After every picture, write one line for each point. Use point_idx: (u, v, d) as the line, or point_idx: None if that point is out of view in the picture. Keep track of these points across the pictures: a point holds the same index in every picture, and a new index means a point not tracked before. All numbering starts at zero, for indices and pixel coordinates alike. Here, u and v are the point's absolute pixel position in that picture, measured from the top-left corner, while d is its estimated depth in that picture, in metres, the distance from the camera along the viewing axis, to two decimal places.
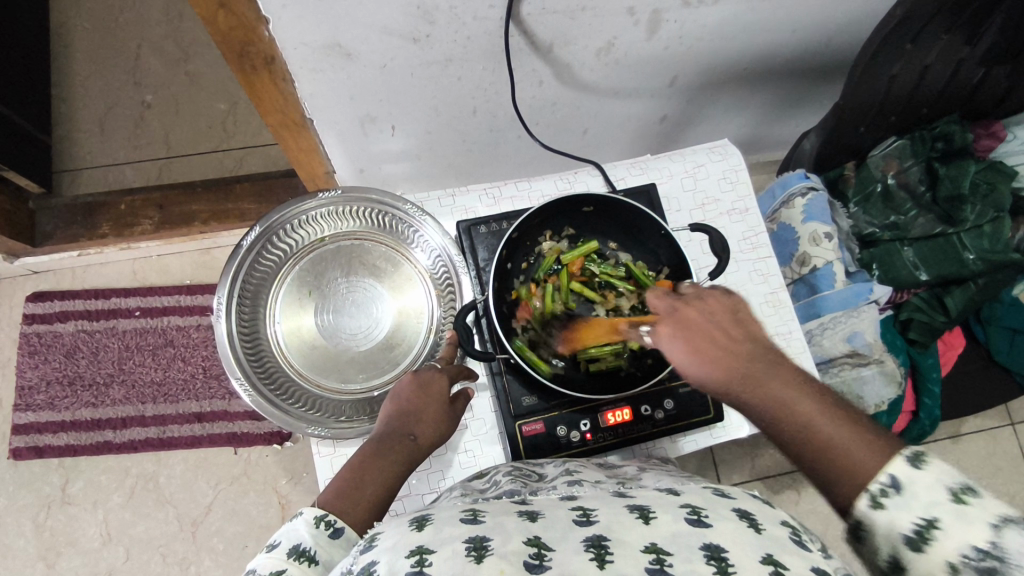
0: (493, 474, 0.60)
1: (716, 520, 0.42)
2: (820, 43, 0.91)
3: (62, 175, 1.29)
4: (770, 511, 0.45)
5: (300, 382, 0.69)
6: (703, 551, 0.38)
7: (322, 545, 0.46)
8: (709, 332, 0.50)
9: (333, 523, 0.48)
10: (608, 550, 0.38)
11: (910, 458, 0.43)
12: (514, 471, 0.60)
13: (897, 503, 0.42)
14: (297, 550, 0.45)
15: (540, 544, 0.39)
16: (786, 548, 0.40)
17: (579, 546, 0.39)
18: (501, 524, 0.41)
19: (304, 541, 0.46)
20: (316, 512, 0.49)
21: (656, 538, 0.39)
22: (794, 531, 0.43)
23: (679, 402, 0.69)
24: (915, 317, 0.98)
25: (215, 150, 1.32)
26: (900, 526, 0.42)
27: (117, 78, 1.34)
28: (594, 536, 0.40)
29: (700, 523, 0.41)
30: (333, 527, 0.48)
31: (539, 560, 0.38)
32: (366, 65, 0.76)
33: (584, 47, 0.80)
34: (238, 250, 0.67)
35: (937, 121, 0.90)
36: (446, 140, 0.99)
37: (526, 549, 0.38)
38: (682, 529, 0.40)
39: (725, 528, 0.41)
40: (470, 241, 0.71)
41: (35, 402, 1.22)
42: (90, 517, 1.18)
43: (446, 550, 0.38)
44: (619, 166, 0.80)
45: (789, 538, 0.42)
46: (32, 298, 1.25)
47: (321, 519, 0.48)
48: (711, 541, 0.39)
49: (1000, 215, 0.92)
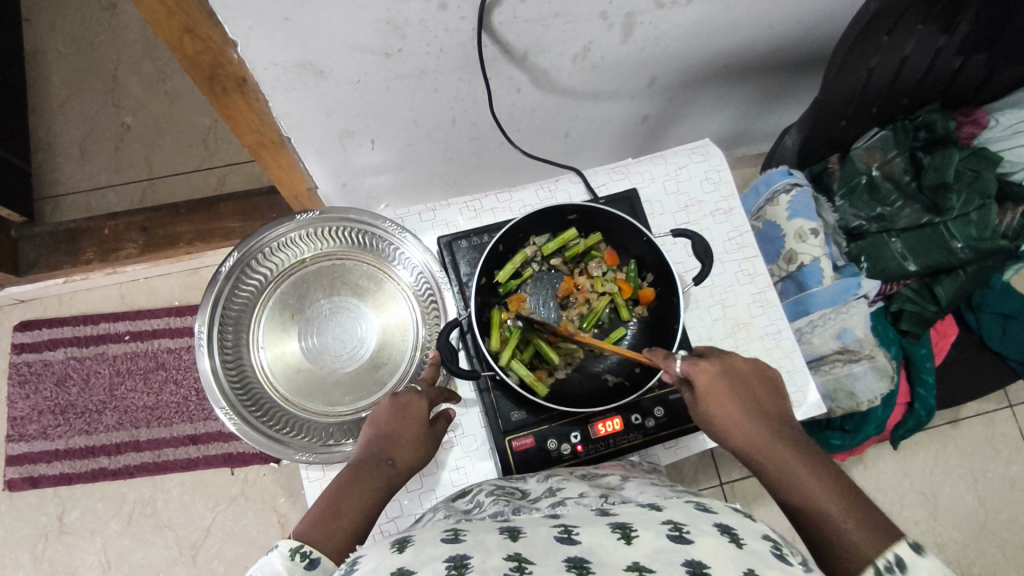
0: (476, 494, 0.59)
1: (697, 535, 0.41)
2: (798, 37, 0.90)
3: (45, 202, 1.28)
4: (750, 526, 0.44)
5: (286, 408, 0.69)
6: (684, 566, 0.38)
7: None
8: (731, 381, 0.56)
9: (309, 555, 0.47)
10: (590, 568, 0.37)
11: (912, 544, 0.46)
12: (497, 490, 0.59)
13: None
14: None
15: (520, 558, 0.39)
16: (765, 563, 0.40)
17: (560, 566, 0.38)
18: (482, 542, 0.41)
19: (279, 575, 0.45)
20: (292, 543, 0.48)
21: (638, 556, 0.39)
22: (775, 545, 0.42)
23: (670, 409, 0.68)
24: (906, 308, 0.97)
25: (197, 169, 1.31)
26: None
27: (96, 100, 1.33)
28: (575, 557, 0.39)
29: (682, 539, 0.41)
30: (310, 558, 0.47)
31: (520, 573, 0.37)
32: (340, 81, 0.75)
33: (560, 53, 0.79)
34: (216, 279, 0.67)
35: (919, 111, 0.89)
36: (428, 151, 0.98)
37: (506, 564, 0.38)
38: (665, 546, 0.40)
39: (706, 544, 0.40)
40: (452, 255, 0.70)
41: (28, 432, 1.21)
42: (88, 546, 1.17)
43: (426, 569, 0.37)
44: (600, 172, 0.79)
45: (770, 552, 0.41)
46: (20, 328, 1.24)
47: (297, 551, 0.47)
48: (693, 557, 0.39)
49: (986, 202, 0.91)
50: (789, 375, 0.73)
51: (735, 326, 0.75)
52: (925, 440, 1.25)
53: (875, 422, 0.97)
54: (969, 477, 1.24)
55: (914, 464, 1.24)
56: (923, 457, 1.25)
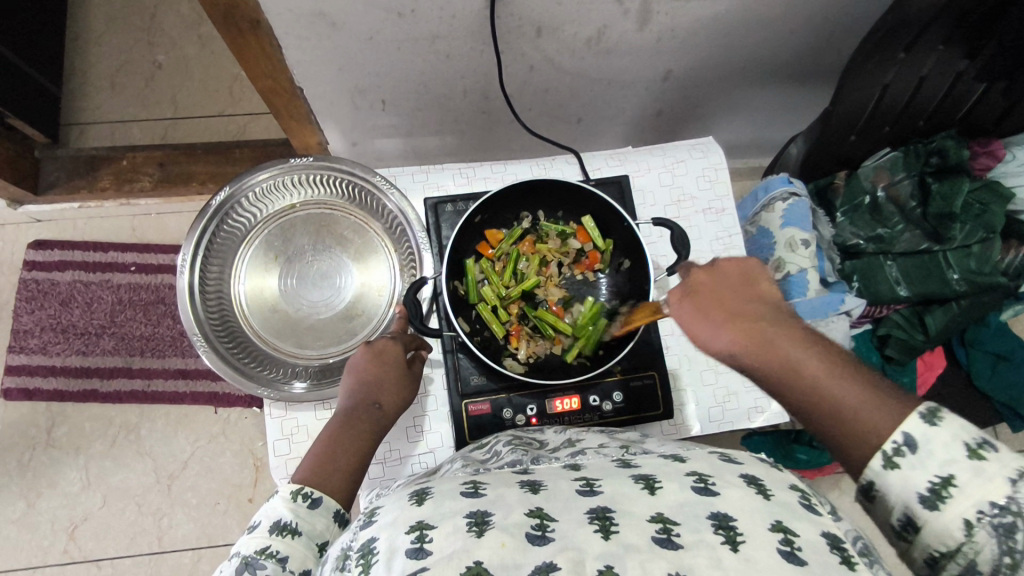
0: (494, 444, 0.60)
1: (723, 487, 0.41)
2: (823, 48, 0.89)
3: (71, 128, 1.32)
4: (777, 476, 0.44)
5: (257, 343, 0.71)
6: (711, 520, 0.38)
7: (302, 517, 0.50)
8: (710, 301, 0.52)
9: (311, 495, 0.51)
10: (613, 521, 0.39)
11: (924, 416, 0.43)
12: (514, 440, 0.60)
13: (911, 462, 0.42)
14: (279, 526, 0.48)
15: (542, 515, 0.40)
16: (796, 515, 0.40)
17: (583, 518, 0.39)
18: (502, 497, 0.42)
19: (284, 516, 0.49)
20: (293, 486, 0.51)
21: (662, 508, 0.40)
22: (803, 495, 0.42)
23: (629, 395, 0.69)
24: (893, 334, 0.94)
25: (220, 114, 1.34)
26: (915, 484, 0.42)
27: (131, 36, 1.36)
28: (599, 508, 0.40)
29: (707, 491, 0.41)
30: (311, 499, 0.51)
31: (542, 531, 0.38)
32: (352, 36, 0.77)
33: (575, 33, 0.80)
34: (205, 211, 0.68)
35: (934, 135, 0.87)
36: (439, 118, 0.99)
37: (528, 521, 0.39)
38: (688, 499, 0.40)
39: (733, 496, 0.40)
40: (435, 218, 0.72)
41: (29, 345, 1.25)
42: (72, 462, 1.21)
43: (447, 525, 0.39)
44: (597, 156, 0.79)
45: (798, 503, 0.41)
46: (33, 246, 1.28)
47: (298, 493, 0.51)
48: (718, 510, 0.39)
49: (989, 236, 0.89)
50: None
51: None
52: None
53: None
54: None
55: None
56: None
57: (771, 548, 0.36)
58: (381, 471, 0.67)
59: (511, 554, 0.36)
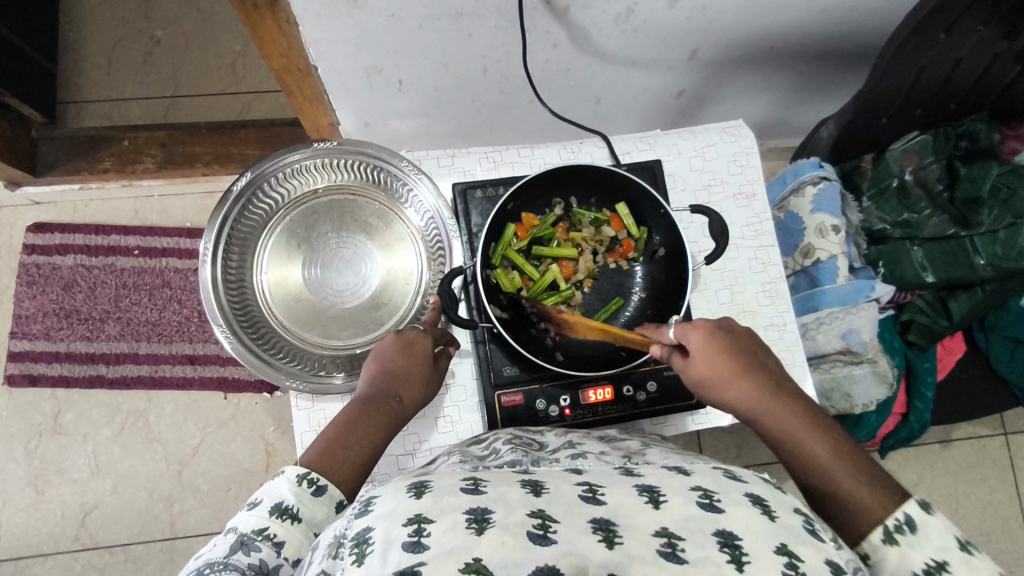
0: (491, 441, 0.58)
1: (729, 505, 0.40)
2: (854, 27, 0.87)
3: (69, 106, 1.28)
4: (780, 496, 0.43)
5: (283, 334, 0.69)
6: (716, 537, 0.37)
7: (305, 503, 0.48)
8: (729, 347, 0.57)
9: (315, 482, 0.49)
10: (617, 533, 0.37)
11: (921, 503, 0.48)
12: (513, 439, 0.58)
13: (910, 541, 0.46)
14: (279, 508, 0.47)
15: (544, 515, 0.37)
16: (800, 538, 0.39)
17: (586, 527, 0.37)
18: (503, 495, 0.39)
19: (287, 499, 0.48)
20: (299, 470, 0.49)
21: (667, 521, 0.38)
22: (808, 520, 0.41)
23: (662, 385, 0.68)
24: (916, 319, 0.94)
25: (223, 92, 1.30)
26: (912, 562, 0.45)
27: (128, 10, 1.31)
28: (602, 517, 0.38)
29: (712, 508, 0.39)
30: (316, 485, 0.49)
31: (543, 531, 0.36)
32: (373, 13, 0.73)
33: (603, 11, 0.77)
34: (227, 196, 0.66)
35: (964, 118, 0.87)
36: (455, 99, 0.97)
37: (529, 521, 0.37)
38: (694, 514, 0.38)
39: (739, 515, 0.39)
40: (465, 204, 0.70)
41: (32, 331, 1.22)
42: (80, 448, 1.20)
43: (445, 520, 0.36)
44: (626, 140, 0.77)
45: (802, 527, 0.40)
46: (33, 229, 1.25)
47: (303, 478, 0.49)
48: (724, 527, 0.38)
49: (1017, 222, 0.87)
50: (787, 368, 0.73)
51: (741, 313, 0.74)
52: (913, 455, 1.25)
53: (865, 427, 0.96)
54: (951, 497, 1.24)
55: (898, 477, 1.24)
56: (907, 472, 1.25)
57: (775, 570, 0.36)
58: (410, 461, 0.67)
59: (514, 554, 0.34)
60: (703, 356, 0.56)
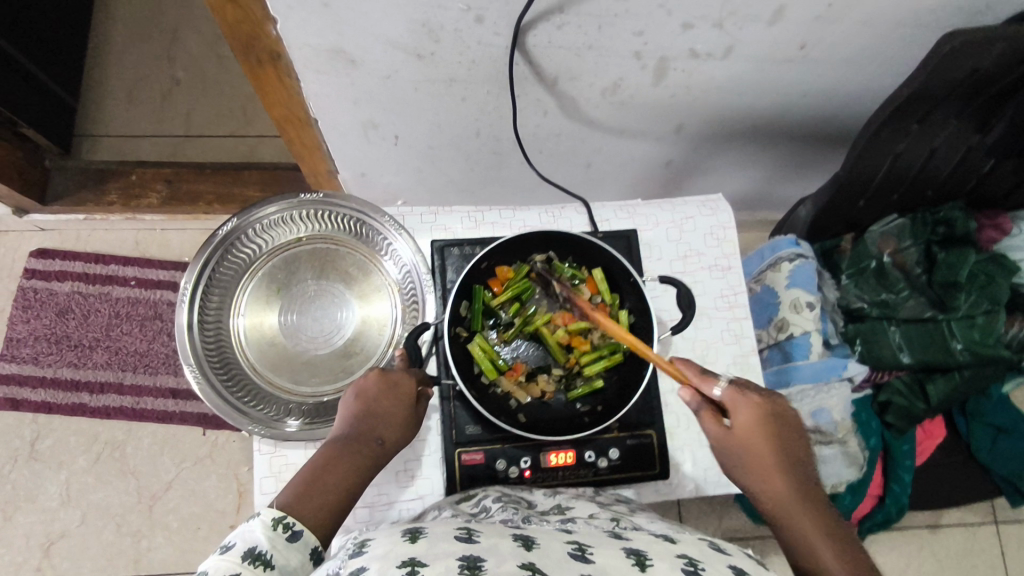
0: (481, 499, 0.59)
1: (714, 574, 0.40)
2: (836, 112, 0.90)
3: (83, 139, 1.33)
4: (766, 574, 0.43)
5: (252, 376, 0.70)
6: None
7: (279, 549, 0.47)
8: (776, 427, 0.57)
9: (291, 526, 0.49)
10: None
11: None
12: (503, 497, 0.59)
13: None
14: (253, 553, 0.46)
15: (534, 568, 0.38)
16: None
17: None
18: (494, 546, 0.40)
19: (260, 544, 0.47)
20: (275, 513, 0.49)
21: None
22: None
23: (625, 453, 0.67)
24: (895, 401, 0.93)
25: (232, 135, 1.35)
26: None
27: (151, 53, 1.38)
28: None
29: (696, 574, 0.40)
30: (291, 530, 0.49)
31: None
32: (370, 74, 0.77)
33: (590, 84, 0.81)
34: (211, 239, 0.68)
35: (942, 205, 0.89)
36: (449, 156, 1.00)
37: (520, 571, 0.37)
38: None
39: None
40: (441, 260, 0.72)
41: (21, 354, 1.24)
42: (54, 476, 1.19)
43: (439, 565, 0.37)
44: (605, 207, 0.79)
45: None
46: (35, 254, 1.28)
47: (279, 521, 0.49)
48: None
49: (995, 308, 0.88)
50: None
51: None
52: (899, 539, 1.21)
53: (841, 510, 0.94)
54: None
55: (882, 561, 1.21)
56: (893, 556, 1.21)
57: None
58: (365, 515, 0.66)
59: None
60: (737, 428, 0.57)
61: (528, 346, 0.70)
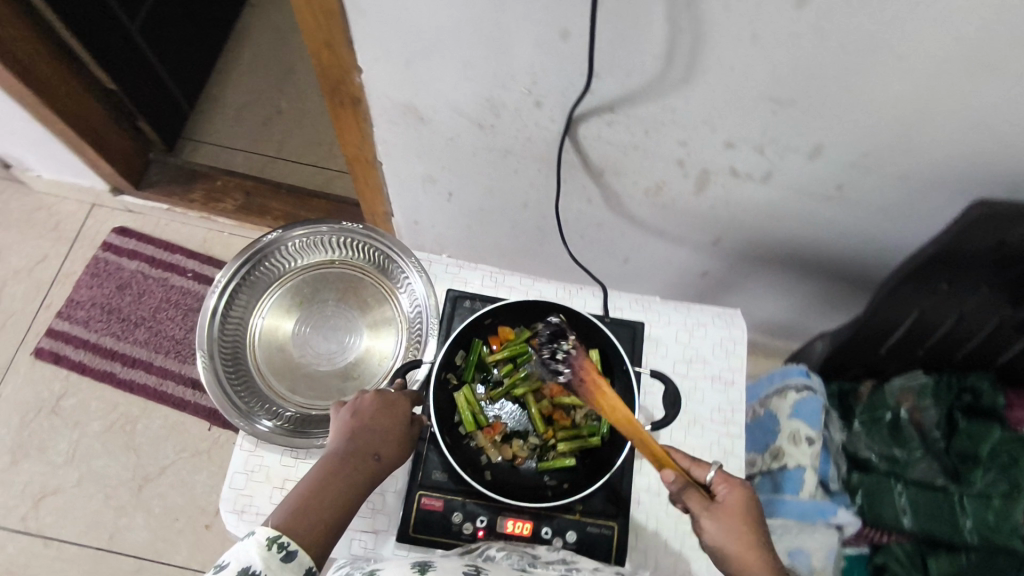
0: (484, 549, 0.62)
1: None
2: (874, 259, 0.90)
3: (188, 141, 1.48)
4: None
5: (254, 375, 0.74)
6: None
7: (272, 568, 0.49)
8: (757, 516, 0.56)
9: (286, 545, 0.51)
10: None
11: None
12: (506, 547, 0.63)
13: None
14: (246, 572, 0.48)
15: None
16: None
17: None
18: None
19: (253, 564, 0.49)
20: (270, 532, 0.51)
21: None
22: None
23: (582, 539, 0.66)
24: (892, 567, 0.85)
25: (315, 165, 1.47)
26: None
27: (267, 83, 1.55)
28: None
29: None
30: (286, 550, 0.50)
31: None
32: (436, 133, 0.85)
33: (634, 182, 0.85)
34: (254, 243, 0.75)
35: (969, 373, 0.89)
36: (495, 222, 1.06)
37: None
38: None
39: None
40: (451, 311, 0.75)
41: (75, 315, 1.34)
42: (66, 434, 1.26)
43: None
44: (622, 296, 0.82)
45: None
46: (117, 231, 1.41)
47: (274, 541, 0.50)
48: None
49: (1015, 493, 0.81)
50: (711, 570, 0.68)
51: None
52: None
53: None
54: None
55: None
56: None
57: None
58: None
59: None
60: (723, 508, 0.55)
61: (512, 409, 0.71)
